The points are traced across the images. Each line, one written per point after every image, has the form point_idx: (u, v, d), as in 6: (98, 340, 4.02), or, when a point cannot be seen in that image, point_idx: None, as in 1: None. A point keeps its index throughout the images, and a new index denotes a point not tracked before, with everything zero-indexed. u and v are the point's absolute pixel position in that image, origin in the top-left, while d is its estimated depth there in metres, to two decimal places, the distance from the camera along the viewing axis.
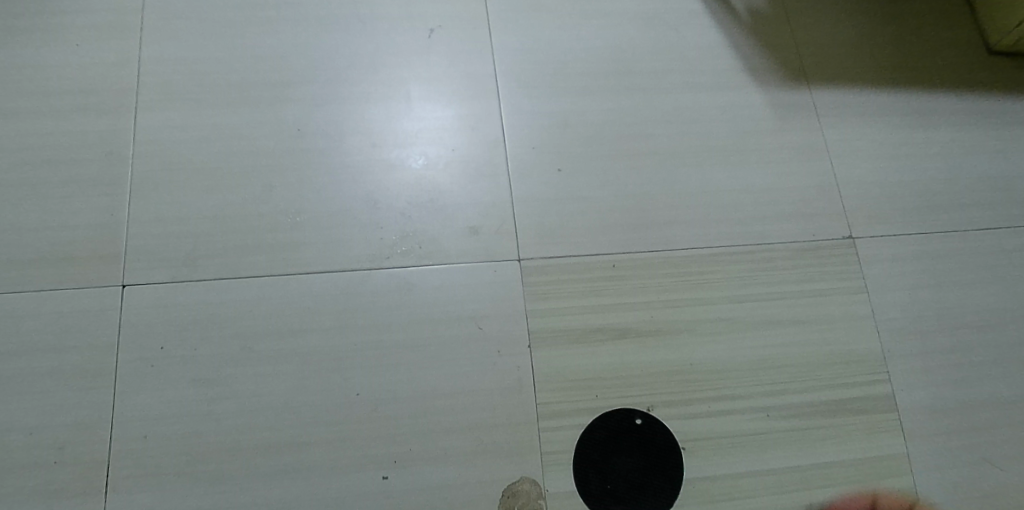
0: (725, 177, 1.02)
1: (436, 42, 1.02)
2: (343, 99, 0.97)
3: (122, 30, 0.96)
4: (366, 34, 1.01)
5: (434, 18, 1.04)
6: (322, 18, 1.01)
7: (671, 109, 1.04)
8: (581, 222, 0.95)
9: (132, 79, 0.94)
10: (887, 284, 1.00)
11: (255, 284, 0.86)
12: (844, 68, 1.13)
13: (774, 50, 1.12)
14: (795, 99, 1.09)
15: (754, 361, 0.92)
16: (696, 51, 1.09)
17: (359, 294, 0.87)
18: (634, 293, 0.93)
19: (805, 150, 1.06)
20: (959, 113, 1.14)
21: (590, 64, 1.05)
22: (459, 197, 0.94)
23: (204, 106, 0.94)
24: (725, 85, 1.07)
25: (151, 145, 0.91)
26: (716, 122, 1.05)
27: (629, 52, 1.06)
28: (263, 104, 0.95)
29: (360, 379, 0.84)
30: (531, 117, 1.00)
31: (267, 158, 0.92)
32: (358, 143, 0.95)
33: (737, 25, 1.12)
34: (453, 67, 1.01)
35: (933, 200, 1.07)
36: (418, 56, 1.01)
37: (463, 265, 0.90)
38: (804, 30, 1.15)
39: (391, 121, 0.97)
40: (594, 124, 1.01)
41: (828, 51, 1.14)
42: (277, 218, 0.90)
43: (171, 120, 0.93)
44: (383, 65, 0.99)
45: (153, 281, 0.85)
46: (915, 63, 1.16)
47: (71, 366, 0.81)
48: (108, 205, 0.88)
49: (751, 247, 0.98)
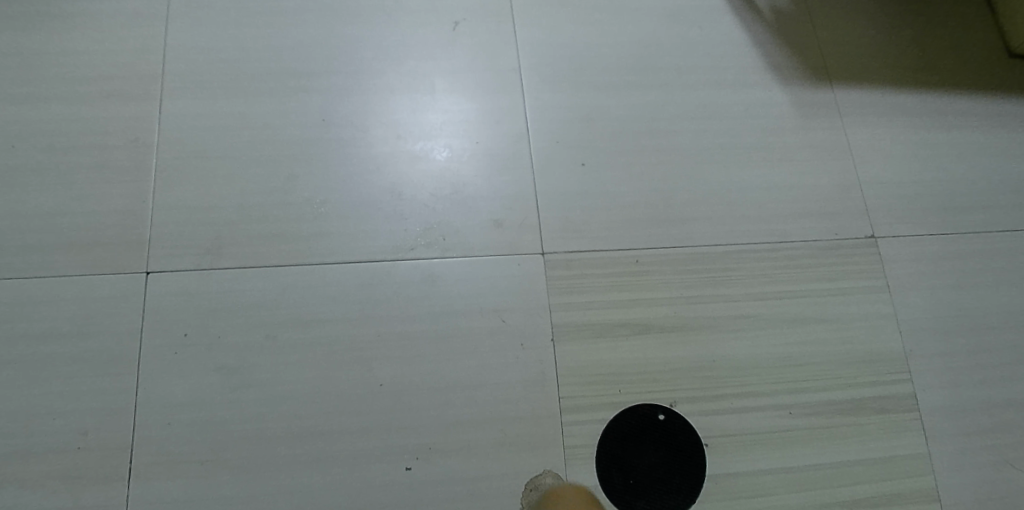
0: (747, 174, 1.02)
1: (460, 36, 1.02)
2: (367, 91, 0.97)
3: (146, 17, 0.96)
4: (390, 25, 1.01)
5: (458, 11, 1.03)
6: (346, 9, 1.01)
7: (694, 106, 1.04)
8: (604, 217, 0.95)
9: (156, 67, 0.94)
10: (909, 285, 1.00)
11: (278, 273, 0.86)
12: (867, 68, 1.13)
13: (797, 48, 1.11)
14: (818, 98, 1.09)
15: (776, 359, 0.92)
16: (720, 48, 1.08)
17: (382, 285, 0.87)
18: (657, 289, 0.93)
19: (828, 149, 1.06)
20: (978, 115, 1.14)
21: (613, 58, 1.04)
22: (483, 190, 0.94)
23: (229, 96, 0.93)
24: (748, 83, 1.07)
25: (175, 134, 0.91)
26: (739, 120, 1.04)
27: (652, 49, 1.06)
28: (288, 93, 0.95)
29: (383, 370, 0.84)
30: (554, 112, 1.00)
31: (291, 149, 0.92)
32: (383, 135, 0.95)
33: (761, 23, 1.12)
34: (477, 61, 1.01)
35: (954, 201, 1.07)
36: (442, 49, 1.00)
37: (486, 258, 0.90)
38: (827, 28, 1.15)
39: (415, 113, 0.96)
40: (617, 121, 1.01)
41: (851, 50, 1.14)
42: (301, 208, 0.90)
43: (196, 109, 0.92)
44: (406, 58, 0.99)
45: (177, 269, 0.85)
46: (936, 64, 1.16)
47: (95, 352, 0.81)
48: (132, 192, 0.88)
49: (774, 244, 0.98)
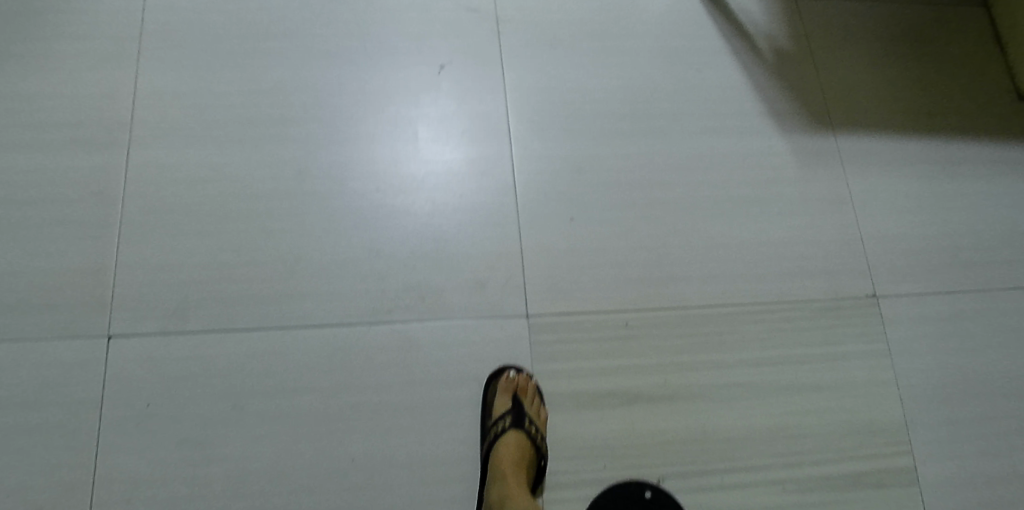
0: (745, 229, 0.97)
1: (445, 80, 0.97)
2: (346, 139, 0.92)
3: (116, 60, 0.91)
4: (372, 69, 0.96)
5: (443, 53, 0.98)
6: (326, 50, 0.96)
7: (690, 155, 0.99)
8: (593, 277, 0.91)
9: (125, 113, 0.89)
10: (911, 348, 0.96)
11: (247, 338, 0.82)
12: (871, 114, 1.08)
13: (800, 91, 1.06)
14: (821, 145, 1.04)
15: (771, 430, 0.88)
16: (719, 92, 1.04)
17: (357, 351, 0.83)
18: (646, 354, 0.88)
19: (831, 201, 1.01)
20: (989, 161, 1.09)
21: (606, 103, 1.00)
22: (466, 247, 0.89)
23: (201, 146, 0.89)
24: (748, 130, 1.02)
25: (143, 186, 0.86)
26: (737, 170, 1.00)
27: (647, 93, 1.02)
28: (263, 142, 0.90)
29: (356, 443, 0.80)
30: (543, 163, 0.95)
31: (265, 202, 0.88)
32: (363, 186, 0.90)
33: (762, 65, 1.07)
34: (462, 107, 0.96)
35: (961, 256, 1.02)
36: (426, 94, 0.96)
37: (468, 321, 0.86)
38: (831, 70, 1.09)
39: (397, 164, 0.92)
40: (609, 171, 0.96)
41: (856, 94, 1.09)
42: (274, 266, 0.85)
43: (166, 159, 0.88)
44: (389, 104, 0.95)
45: (141, 333, 0.81)
46: (946, 106, 1.11)
47: (53, 423, 0.77)
48: (95, 248, 0.83)
49: (770, 305, 0.94)
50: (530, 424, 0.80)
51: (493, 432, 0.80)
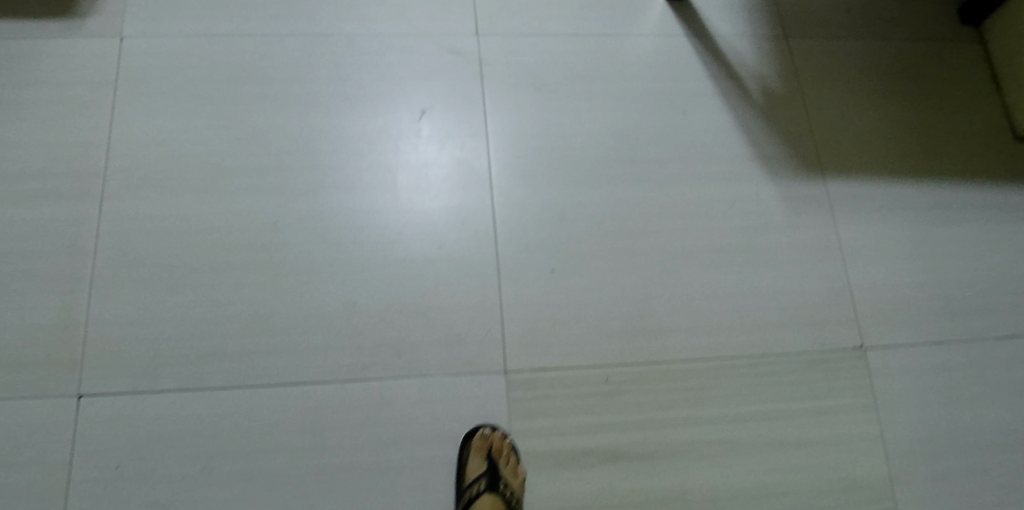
0: (731, 278, 0.95)
1: (426, 126, 0.96)
2: (325, 188, 0.91)
3: (90, 106, 0.90)
4: (354, 116, 0.95)
5: (425, 98, 0.97)
6: (306, 96, 0.95)
7: (675, 201, 0.98)
8: (574, 329, 0.89)
9: (99, 162, 0.88)
10: (898, 401, 0.94)
11: (220, 396, 0.81)
12: (861, 157, 1.07)
13: (787, 135, 1.05)
14: (808, 191, 1.02)
15: (753, 488, 0.86)
16: (705, 137, 1.02)
17: (331, 409, 0.82)
18: (627, 410, 0.87)
19: (818, 248, 0.99)
20: (980, 206, 1.07)
21: (591, 149, 0.99)
22: (444, 299, 0.88)
23: (176, 195, 0.88)
24: (734, 176, 1.01)
25: (116, 238, 0.85)
26: (723, 217, 0.98)
27: (633, 139, 1.00)
28: (239, 192, 0.89)
29: (328, 505, 0.78)
30: (525, 211, 0.94)
31: (240, 254, 0.87)
32: (341, 237, 0.89)
33: (750, 108, 1.06)
34: (444, 154, 0.95)
35: (951, 305, 1.00)
36: (407, 141, 0.95)
37: (445, 377, 0.85)
38: (821, 112, 1.08)
39: (376, 213, 0.91)
40: (592, 219, 0.95)
41: (846, 136, 1.07)
42: (248, 321, 0.84)
43: (139, 209, 0.87)
44: (369, 152, 0.93)
45: (113, 391, 0.80)
46: (936, 150, 1.10)
47: (20, 485, 0.76)
48: (68, 303, 0.83)
49: (755, 357, 0.92)
50: (505, 486, 0.79)
51: (467, 494, 0.79)
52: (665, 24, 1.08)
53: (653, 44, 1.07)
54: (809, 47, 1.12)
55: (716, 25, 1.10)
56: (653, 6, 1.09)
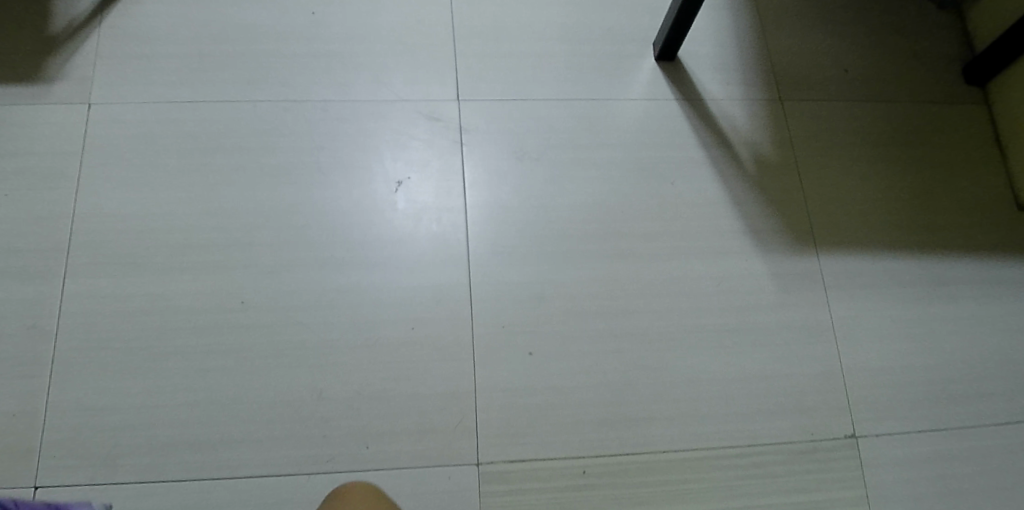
0: (717, 362, 0.91)
1: (403, 199, 0.93)
2: (295, 265, 0.88)
3: (58, 178, 0.88)
4: (328, 187, 0.92)
5: (403, 168, 0.94)
6: (280, 166, 0.92)
7: (661, 279, 0.94)
8: (551, 417, 0.86)
9: (63, 237, 0.85)
10: (892, 494, 0.90)
11: (179, 489, 0.78)
12: (855, 230, 1.03)
13: (780, 206, 1.02)
14: (800, 266, 0.99)
15: None
16: (694, 209, 0.99)
17: (294, 504, 0.78)
18: (604, 506, 0.83)
19: (810, 328, 0.95)
20: (981, 282, 1.03)
21: (574, 222, 0.95)
22: (416, 384, 0.85)
23: (142, 273, 0.85)
24: (723, 251, 0.97)
25: (79, 318, 0.83)
26: (710, 296, 0.94)
27: (618, 211, 0.97)
28: (207, 270, 0.86)
29: None
30: (504, 288, 0.91)
31: (206, 336, 0.84)
32: (310, 317, 0.86)
33: (741, 178, 1.02)
34: (421, 228, 0.92)
35: (949, 388, 0.96)
36: (382, 215, 0.92)
37: (414, 469, 0.81)
38: (814, 181, 1.04)
39: (348, 291, 0.88)
40: (574, 297, 0.91)
41: (840, 208, 1.04)
42: (212, 408, 0.81)
43: (103, 288, 0.84)
44: (343, 226, 0.90)
45: (67, 484, 0.76)
46: (935, 221, 1.06)
47: None
48: (25, 388, 0.80)
49: (740, 447, 0.88)
50: None
51: None
52: (654, 87, 1.05)
53: (641, 109, 1.03)
54: (803, 111, 1.08)
55: (708, 87, 1.06)
56: (642, 68, 1.06)
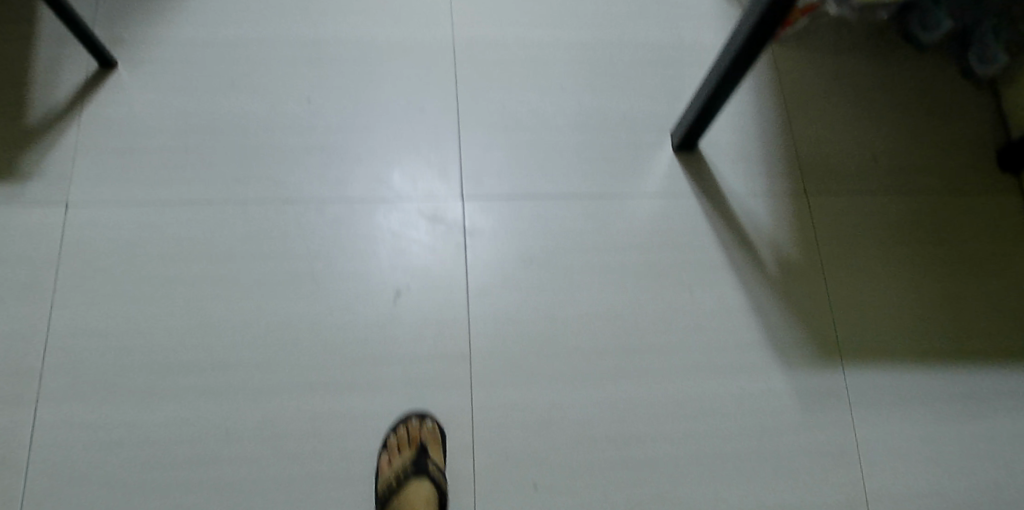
0: (734, 492, 0.86)
1: (403, 310, 0.87)
2: (286, 387, 0.82)
3: (31, 292, 0.82)
4: (322, 298, 0.86)
5: (403, 275, 0.88)
6: (271, 275, 0.86)
7: (675, 399, 0.88)
8: None
9: (36, 359, 0.80)
10: None
11: None
12: (883, 339, 0.97)
13: (802, 314, 0.96)
14: (823, 382, 0.93)
15: None
16: (711, 320, 0.93)
17: None
18: None
19: (833, 452, 0.90)
20: (1015, 395, 0.97)
21: (584, 334, 0.89)
22: None
23: (121, 398, 0.80)
24: (741, 367, 0.92)
25: (51, 450, 0.77)
26: (727, 417, 0.89)
27: (631, 322, 0.91)
28: (190, 395, 0.81)
29: None
30: (508, 411, 0.85)
31: (188, 469, 0.78)
32: (301, 446, 0.80)
33: (762, 282, 0.96)
34: (421, 342, 0.86)
35: None
36: (380, 328, 0.86)
37: None
38: (840, 284, 0.98)
39: (341, 416, 0.82)
40: (583, 421, 0.86)
41: (867, 314, 0.98)
42: None
43: (79, 415, 0.79)
44: (337, 341, 0.84)
45: None
46: (968, 326, 1.00)
47: None
48: None
49: None
50: None
51: None
52: (670, 182, 0.99)
53: (656, 207, 0.97)
54: (827, 206, 1.02)
55: (728, 181, 1.00)
56: (658, 161, 0.99)
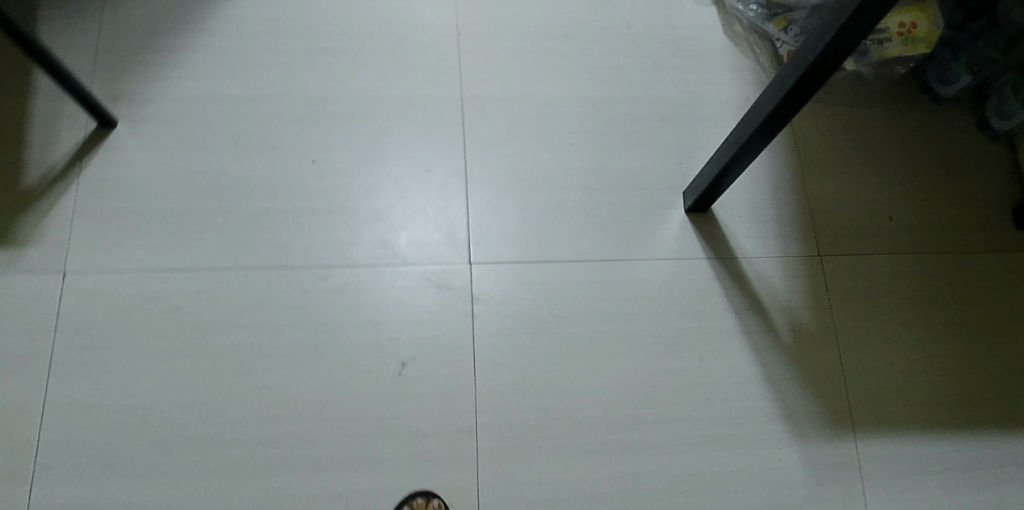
0: None
1: (409, 382, 0.85)
2: (289, 464, 0.80)
3: (28, 364, 0.80)
4: (326, 369, 0.84)
5: (409, 345, 0.86)
6: (273, 345, 0.84)
7: (685, 474, 0.87)
8: None
9: (32, 434, 0.78)
10: None
11: None
12: (897, 407, 0.95)
13: (815, 382, 0.94)
14: (836, 454, 0.91)
15: None
16: (724, 389, 0.91)
17: None
18: None
19: None
20: None
21: (593, 406, 0.88)
22: None
23: (118, 476, 0.78)
24: (753, 439, 0.89)
25: None
26: (739, 492, 0.87)
27: (641, 392, 0.89)
28: (190, 472, 0.79)
29: None
30: (515, 488, 0.83)
31: None
32: None
33: (775, 349, 0.94)
34: (426, 416, 0.84)
35: None
36: (385, 401, 0.84)
37: None
38: (854, 350, 0.97)
39: (345, 494, 0.80)
40: (591, 497, 0.84)
41: (881, 381, 0.96)
42: None
43: (74, 494, 0.76)
44: (341, 415, 0.83)
45: None
46: (984, 394, 0.98)
47: None
48: None
49: None
50: None
51: None
52: (682, 245, 0.97)
53: (667, 271, 0.95)
54: (842, 268, 1.00)
55: (741, 244, 0.98)
56: (669, 223, 0.98)
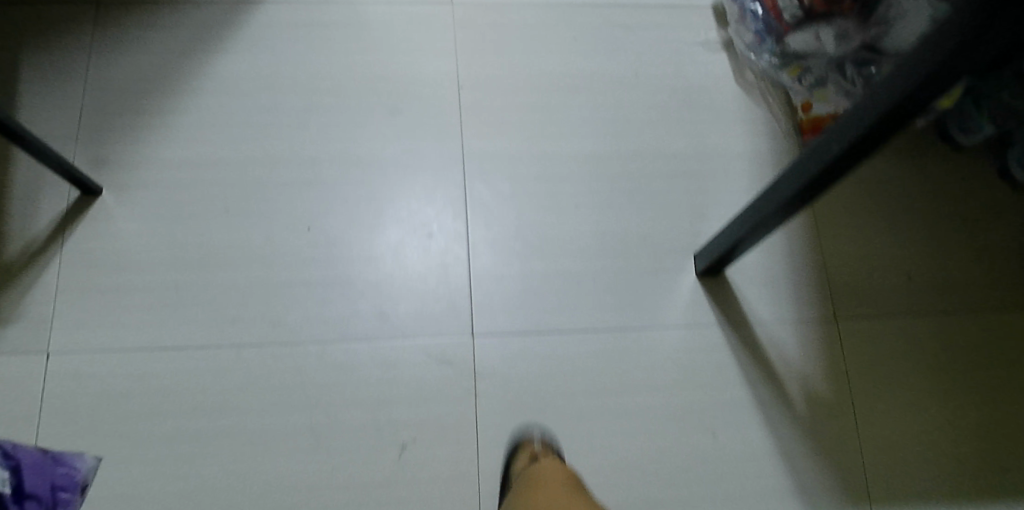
0: None
1: (410, 465, 0.81)
2: None
3: None
4: (323, 453, 0.80)
5: (410, 425, 0.83)
6: (268, 428, 0.80)
7: None
8: None
9: None
10: None
11: None
12: (918, 478, 0.91)
13: (832, 455, 0.90)
14: None
15: None
16: (738, 465, 0.87)
17: None
18: None
19: None
20: None
21: (601, 487, 0.84)
22: None
23: None
24: None
25: None
26: None
27: (651, 471, 0.85)
28: None
29: None
30: None
31: None
32: None
33: (790, 421, 0.90)
34: (429, 502, 0.80)
35: None
36: (385, 486, 0.80)
37: None
38: (872, 418, 0.93)
39: None
40: None
41: (901, 450, 0.92)
42: None
43: None
44: (339, 503, 0.79)
45: None
46: (1010, 462, 0.94)
47: None
48: None
49: None
50: None
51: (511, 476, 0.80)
52: (693, 311, 0.93)
53: (678, 339, 0.91)
54: (858, 331, 0.97)
55: (754, 308, 0.95)
56: (680, 287, 0.94)
